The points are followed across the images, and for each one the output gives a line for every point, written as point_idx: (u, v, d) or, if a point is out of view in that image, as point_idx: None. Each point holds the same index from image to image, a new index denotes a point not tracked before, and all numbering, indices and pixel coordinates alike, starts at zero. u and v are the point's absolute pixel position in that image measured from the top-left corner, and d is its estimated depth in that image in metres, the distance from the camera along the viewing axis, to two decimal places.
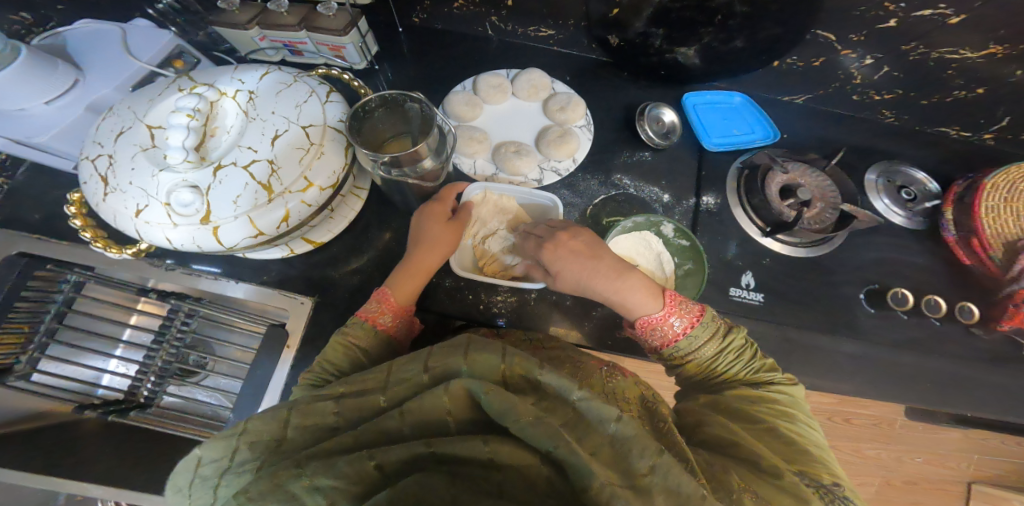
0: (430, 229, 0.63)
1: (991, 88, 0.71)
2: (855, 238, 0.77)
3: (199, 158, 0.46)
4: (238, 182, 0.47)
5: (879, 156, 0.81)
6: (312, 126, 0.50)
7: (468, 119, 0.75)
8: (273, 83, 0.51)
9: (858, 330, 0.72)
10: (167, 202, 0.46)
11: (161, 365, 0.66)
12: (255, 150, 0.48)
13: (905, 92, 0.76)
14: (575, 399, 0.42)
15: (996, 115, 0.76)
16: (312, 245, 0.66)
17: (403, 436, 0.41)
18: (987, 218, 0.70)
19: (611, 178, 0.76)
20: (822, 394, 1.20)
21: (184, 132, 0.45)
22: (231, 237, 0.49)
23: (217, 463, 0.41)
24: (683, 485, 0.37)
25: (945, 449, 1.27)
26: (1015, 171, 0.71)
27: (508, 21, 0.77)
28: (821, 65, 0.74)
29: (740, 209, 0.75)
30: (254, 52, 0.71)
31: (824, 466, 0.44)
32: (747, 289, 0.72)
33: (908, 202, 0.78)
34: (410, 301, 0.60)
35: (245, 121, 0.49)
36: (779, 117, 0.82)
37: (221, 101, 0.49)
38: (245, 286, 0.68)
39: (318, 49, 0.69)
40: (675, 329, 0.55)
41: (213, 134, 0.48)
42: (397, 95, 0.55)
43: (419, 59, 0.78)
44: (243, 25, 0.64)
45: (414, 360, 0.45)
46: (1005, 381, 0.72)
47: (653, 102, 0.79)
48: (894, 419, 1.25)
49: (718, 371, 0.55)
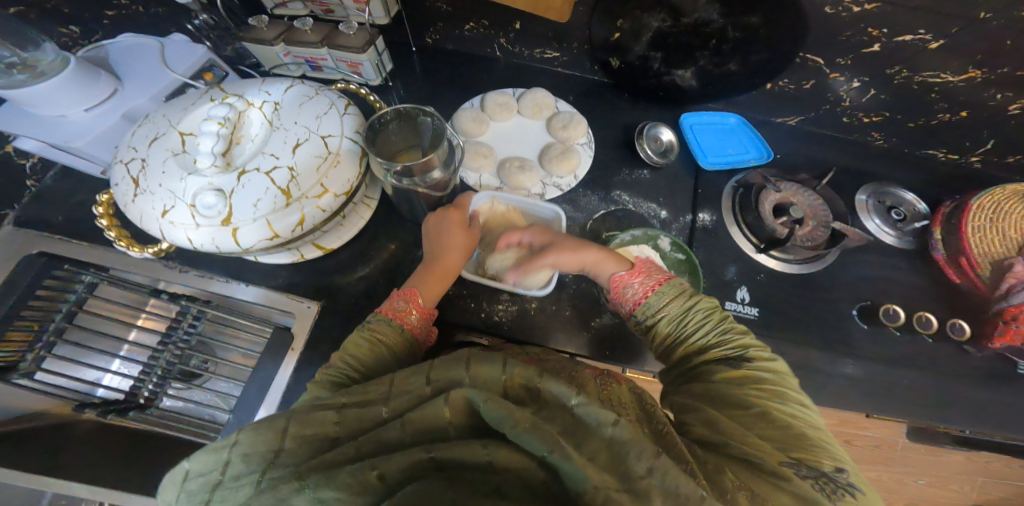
0: (448, 231, 0.66)
1: (973, 112, 0.75)
2: (847, 257, 0.80)
3: (225, 164, 0.48)
4: (259, 187, 0.49)
5: (868, 178, 0.85)
6: (330, 136, 0.53)
7: (475, 135, 0.78)
8: (296, 96, 0.54)
9: (850, 345, 0.74)
10: (192, 204, 0.49)
11: (165, 367, 0.68)
12: (276, 157, 0.50)
13: (891, 115, 0.80)
14: (573, 405, 0.44)
15: (979, 138, 0.80)
16: (321, 251, 0.69)
17: (403, 444, 0.43)
18: (975, 240, 0.73)
19: (611, 193, 0.79)
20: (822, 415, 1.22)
21: (213, 139, 0.48)
22: (249, 239, 0.50)
23: (205, 477, 0.41)
24: (681, 486, 0.39)
25: (948, 471, 1.28)
26: (999, 193, 0.75)
27: (516, 43, 0.80)
28: (812, 89, 0.78)
29: (735, 227, 0.78)
30: (277, 67, 0.75)
31: (823, 451, 0.45)
32: (742, 303, 0.75)
33: (897, 222, 0.81)
34: (432, 307, 0.63)
35: (269, 130, 0.52)
36: (772, 138, 0.86)
37: (248, 111, 0.52)
38: (254, 289, 0.70)
39: (337, 66, 0.73)
40: (642, 287, 0.60)
41: (238, 142, 0.51)
42: (410, 109, 0.58)
43: (431, 78, 0.82)
44: (269, 42, 0.68)
45: (416, 373, 0.47)
46: (996, 396, 0.73)
47: (652, 122, 0.83)
48: (895, 441, 1.26)
49: (683, 336, 0.57)
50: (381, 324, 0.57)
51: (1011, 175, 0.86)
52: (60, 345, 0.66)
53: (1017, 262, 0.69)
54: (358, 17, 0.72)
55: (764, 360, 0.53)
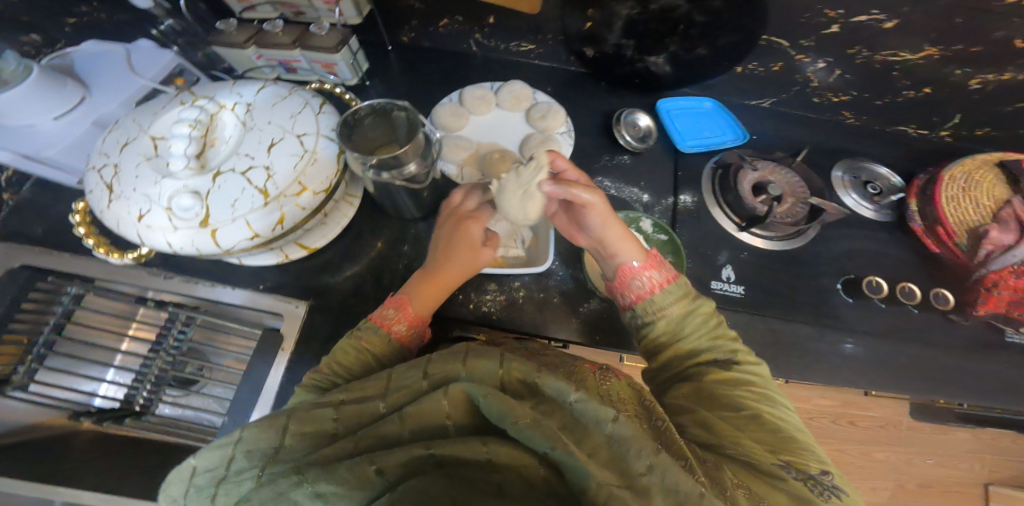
0: (455, 243, 0.64)
1: (935, 88, 0.77)
2: (829, 231, 0.81)
3: (200, 166, 0.48)
4: (236, 187, 0.48)
5: (845, 155, 0.86)
6: (306, 134, 0.52)
7: (455, 129, 0.78)
8: (270, 96, 0.54)
9: (836, 319, 0.75)
10: (168, 207, 0.48)
11: (156, 374, 0.70)
12: (252, 157, 0.50)
13: (858, 93, 0.81)
14: (570, 402, 0.43)
15: (946, 113, 0.81)
16: (306, 250, 0.70)
17: (403, 440, 0.43)
18: (949, 208, 0.74)
19: (593, 180, 0.80)
20: (823, 396, 1.25)
21: (186, 141, 0.47)
22: (230, 240, 0.49)
23: (211, 473, 0.42)
24: (682, 484, 0.39)
25: (954, 449, 1.30)
26: (968, 163, 0.76)
27: (492, 37, 0.81)
28: (780, 70, 0.79)
29: (716, 208, 0.79)
30: (250, 70, 0.74)
31: (808, 452, 0.47)
32: (728, 282, 0.75)
33: (874, 196, 0.82)
34: (427, 312, 0.63)
35: (243, 131, 0.51)
36: (747, 120, 0.87)
37: (220, 113, 0.52)
38: (241, 293, 0.70)
39: (312, 67, 0.74)
40: (653, 281, 0.59)
41: (213, 144, 0.50)
42: (384, 103, 0.56)
43: (408, 75, 0.82)
44: (240, 45, 0.68)
45: (413, 368, 0.47)
46: (982, 364, 0.74)
47: (629, 109, 0.83)
48: (900, 420, 1.27)
49: (680, 336, 0.56)
50: (370, 333, 0.57)
51: (981, 148, 0.87)
52: (53, 357, 0.66)
53: (992, 228, 0.69)
54: (330, 18, 0.73)
55: (753, 365, 0.55)
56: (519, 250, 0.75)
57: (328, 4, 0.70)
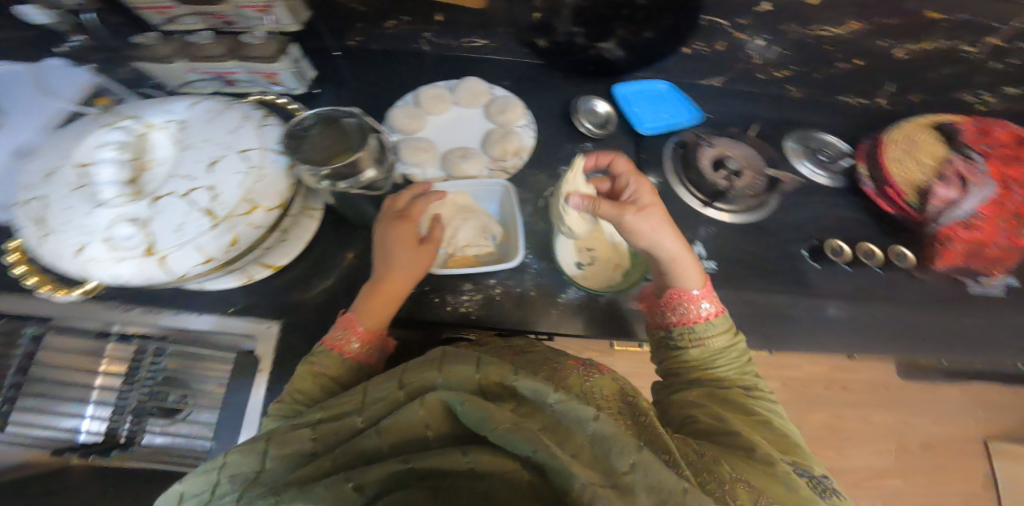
0: (394, 252, 0.62)
1: (869, 60, 0.79)
2: (789, 201, 0.83)
3: (136, 191, 0.46)
4: (179, 211, 0.46)
5: (797, 127, 0.88)
6: (249, 149, 0.51)
7: (413, 132, 0.77)
8: (204, 112, 0.53)
9: (806, 285, 0.77)
10: (107, 238, 0.45)
11: (135, 406, 0.64)
12: (192, 178, 0.48)
13: (795, 68, 0.82)
14: (550, 403, 0.43)
15: (885, 81, 0.84)
16: (271, 269, 0.66)
17: (382, 453, 0.42)
18: (896, 170, 0.76)
19: (557, 170, 0.80)
20: (815, 363, 1.29)
21: (114, 166, 0.46)
22: (181, 266, 0.47)
23: (197, 499, 0.40)
24: (662, 477, 0.37)
25: (955, 408, 1.33)
26: (904, 127, 0.79)
27: (442, 35, 0.80)
28: (725, 50, 0.80)
29: (681, 187, 0.80)
30: (185, 85, 0.71)
31: (811, 458, 0.47)
32: (700, 258, 0.76)
33: (826, 162, 0.85)
34: (381, 325, 0.61)
35: (180, 150, 0.49)
36: (700, 100, 0.88)
37: (150, 133, 0.50)
38: (209, 318, 0.69)
39: (252, 78, 0.71)
40: (701, 312, 0.59)
41: (147, 168, 0.48)
42: (331, 111, 0.57)
43: (360, 81, 0.81)
44: (167, 58, 0.65)
45: (389, 379, 0.48)
46: (948, 316, 0.77)
47: (585, 96, 0.84)
48: (893, 382, 1.31)
49: (714, 364, 0.57)
50: (323, 358, 0.56)
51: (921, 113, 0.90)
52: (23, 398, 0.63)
53: (937, 185, 0.73)
54: (263, 26, 0.65)
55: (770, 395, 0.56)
56: (491, 247, 0.72)
57: (259, 11, 0.62)
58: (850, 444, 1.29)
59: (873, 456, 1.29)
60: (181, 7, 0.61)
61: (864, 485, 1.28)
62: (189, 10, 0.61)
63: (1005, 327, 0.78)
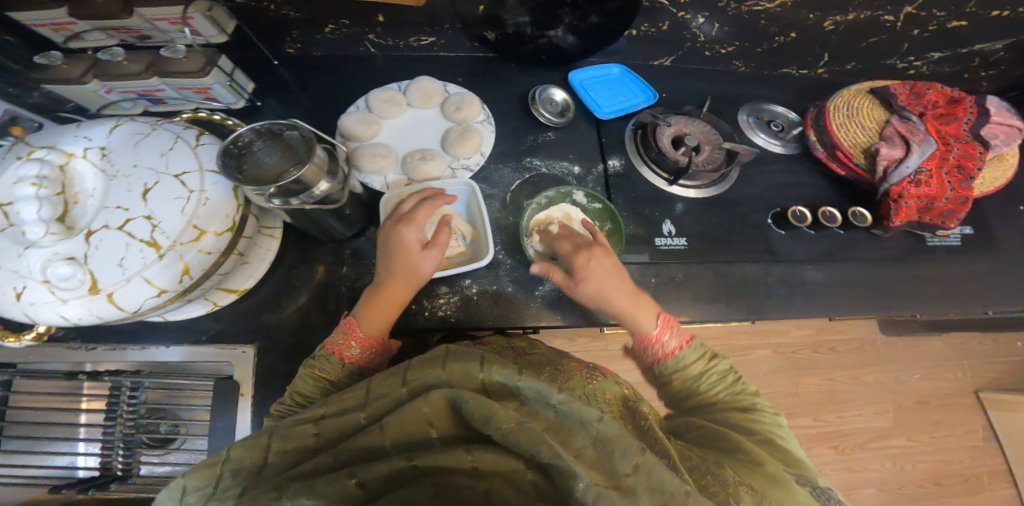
0: (396, 258, 0.60)
1: (799, 33, 0.82)
2: (751, 171, 0.84)
3: (65, 228, 0.43)
4: (118, 245, 0.45)
5: (748, 99, 0.89)
6: (185, 173, 0.48)
7: (368, 138, 0.75)
8: (127, 134, 0.49)
9: (777, 252, 0.79)
10: (44, 279, 0.44)
11: (124, 438, 0.65)
12: (125, 209, 0.46)
13: (740, 43, 0.84)
14: (554, 403, 0.43)
15: (817, 52, 0.87)
16: (236, 294, 0.67)
17: (386, 449, 0.41)
18: (842, 134, 0.78)
19: (522, 162, 0.80)
20: (799, 327, 1.35)
21: (35, 204, 0.41)
22: (131, 301, 0.47)
23: (202, 491, 0.39)
24: (666, 482, 0.38)
25: (935, 361, 1.41)
26: (846, 93, 0.81)
27: (387, 36, 0.78)
28: (670, 29, 0.81)
29: (645, 167, 0.80)
30: (106, 107, 0.68)
31: (814, 472, 0.48)
32: (671, 236, 0.77)
33: (778, 133, 0.86)
34: (381, 331, 0.61)
35: (106, 180, 0.46)
36: (654, 80, 0.88)
37: (70, 163, 0.46)
38: (178, 349, 0.67)
39: (182, 95, 0.69)
40: (668, 347, 0.61)
41: (75, 201, 0.45)
42: (270, 124, 0.54)
43: (309, 90, 0.79)
44: (79, 79, 0.61)
45: (393, 375, 0.47)
46: (914, 270, 0.80)
47: (541, 86, 0.83)
48: (876, 339, 1.39)
49: (698, 390, 0.60)
50: (324, 362, 0.56)
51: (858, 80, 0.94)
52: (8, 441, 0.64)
53: (881, 145, 0.74)
54: (185, 40, 0.64)
55: (769, 409, 0.57)
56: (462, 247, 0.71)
57: (175, 24, 0.61)
58: (848, 405, 1.34)
59: (869, 415, 1.34)
60: (85, 24, 0.58)
61: (869, 446, 1.33)
62: (94, 25, 0.58)
63: (967, 273, 0.81)
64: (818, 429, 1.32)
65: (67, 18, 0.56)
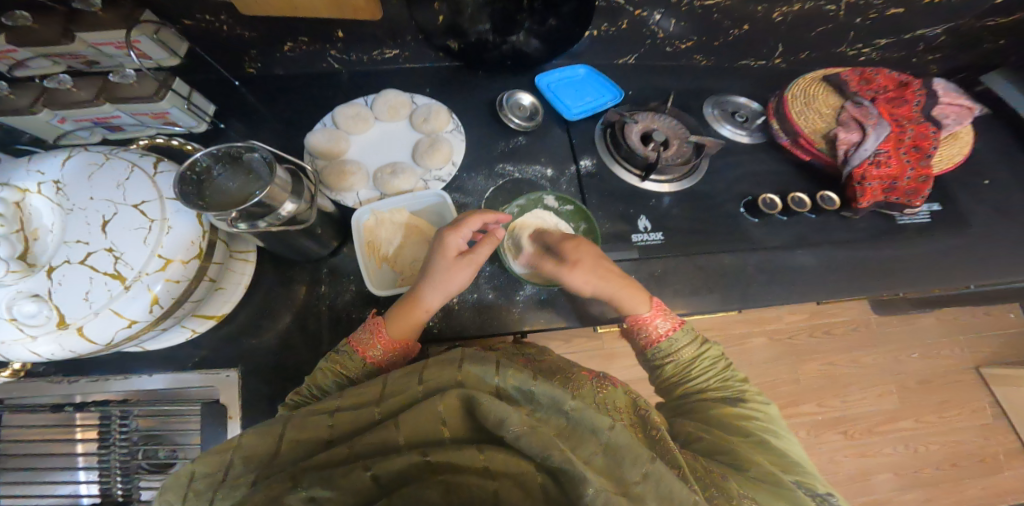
0: (436, 263, 0.61)
1: (751, 25, 0.84)
2: (721, 163, 0.85)
3: (26, 265, 0.45)
4: (81, 278, 0.46)
5: (712, 92, 0.90)
6: (145, 202, 0.49)
7: (338, 156, 0.76)
8: (81, 166, 0.50)
9: (753, 241, 0.80)
10: (11, 317, 0.45)
11: (120, 466, 0.66)
12: (86, 242, 0.46)
13: (698, 37, 0.85)
14: (568, 408, 0.43)
15: (772, 44, 0.88)
16: (214, 319, 0.68)
17: (399, 445, 0.41)
18: (803, 122, 0.81)
19: (495, 168, 0.80)
20: (791, 314, 1.36)
21: None
22: (102, 333, 0.47)
23: (209, 477, 0.40)
24: (674, 491, 0.40)
25: (931, 338, 1.42)
26: (802, 82, 0.84)
27: (349, 51, 0.79)
28: (628, 27, 0.82)
29: (617, 165, 0.81)
30: (61, 136, 0.69)
31: (814, 476, 0.49)
32: (647, 232, 0.78)
33: (744, 123, 0.87)
34: (406, 337, 0.60)
35: (63, 215, 0.47)
36: (619, 78, 0.89)
37: (27, 199, 0.47)
38: (161, 376, 0.68)
39: (139, 121, 0.69)
40: (659, 330, 0.63)
41: (35, 237, 0.46)
42: (227, 148, 0.54)
43: (275, 108, 0.79)
44: (28, 109, 0.61)
45: (410, 374, 0.47)
46: (892, 251, 0.81)
47: (508, 91, 0.84)
48: (868, 320, 1.41)
49: (692, 378, 0.61)
50: (345, 358, 0.57)
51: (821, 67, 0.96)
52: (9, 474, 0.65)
53: (839, 130, 0.78)
54: (133, 64, 0.65)
55: (760, 401, 0.58)
56: None
57: (121, 48, 0.62)
58: (850, 389, 1.36)
59: (873, 398, 1.35)
60: (26, 51, 0.58)
61: (877, 431, 1.34)
62: (36, 52, 0.59)
63: (944, 251, 0.82)
64: (824, 416, 1.33)
65: (8, 46, 0.56)
